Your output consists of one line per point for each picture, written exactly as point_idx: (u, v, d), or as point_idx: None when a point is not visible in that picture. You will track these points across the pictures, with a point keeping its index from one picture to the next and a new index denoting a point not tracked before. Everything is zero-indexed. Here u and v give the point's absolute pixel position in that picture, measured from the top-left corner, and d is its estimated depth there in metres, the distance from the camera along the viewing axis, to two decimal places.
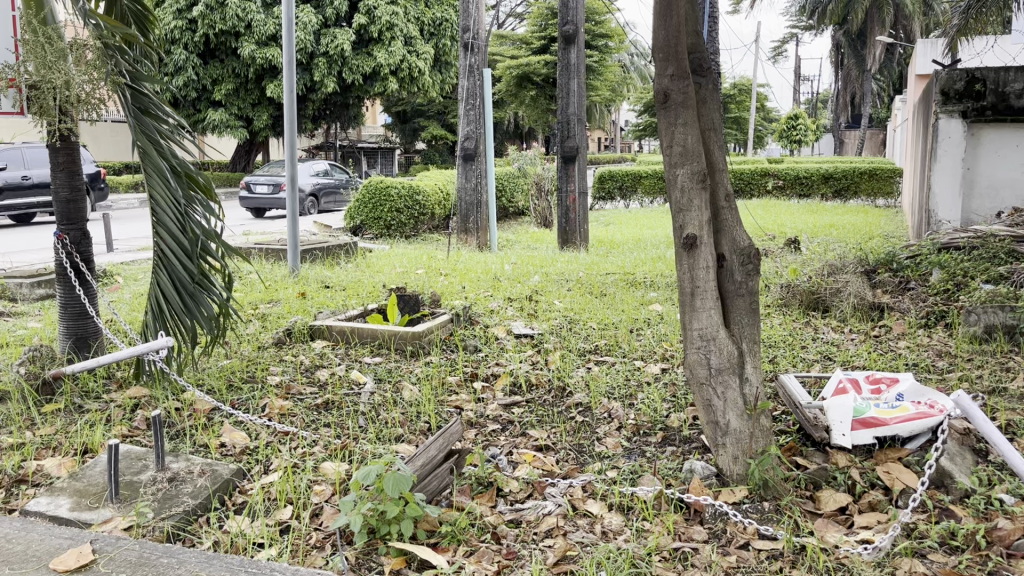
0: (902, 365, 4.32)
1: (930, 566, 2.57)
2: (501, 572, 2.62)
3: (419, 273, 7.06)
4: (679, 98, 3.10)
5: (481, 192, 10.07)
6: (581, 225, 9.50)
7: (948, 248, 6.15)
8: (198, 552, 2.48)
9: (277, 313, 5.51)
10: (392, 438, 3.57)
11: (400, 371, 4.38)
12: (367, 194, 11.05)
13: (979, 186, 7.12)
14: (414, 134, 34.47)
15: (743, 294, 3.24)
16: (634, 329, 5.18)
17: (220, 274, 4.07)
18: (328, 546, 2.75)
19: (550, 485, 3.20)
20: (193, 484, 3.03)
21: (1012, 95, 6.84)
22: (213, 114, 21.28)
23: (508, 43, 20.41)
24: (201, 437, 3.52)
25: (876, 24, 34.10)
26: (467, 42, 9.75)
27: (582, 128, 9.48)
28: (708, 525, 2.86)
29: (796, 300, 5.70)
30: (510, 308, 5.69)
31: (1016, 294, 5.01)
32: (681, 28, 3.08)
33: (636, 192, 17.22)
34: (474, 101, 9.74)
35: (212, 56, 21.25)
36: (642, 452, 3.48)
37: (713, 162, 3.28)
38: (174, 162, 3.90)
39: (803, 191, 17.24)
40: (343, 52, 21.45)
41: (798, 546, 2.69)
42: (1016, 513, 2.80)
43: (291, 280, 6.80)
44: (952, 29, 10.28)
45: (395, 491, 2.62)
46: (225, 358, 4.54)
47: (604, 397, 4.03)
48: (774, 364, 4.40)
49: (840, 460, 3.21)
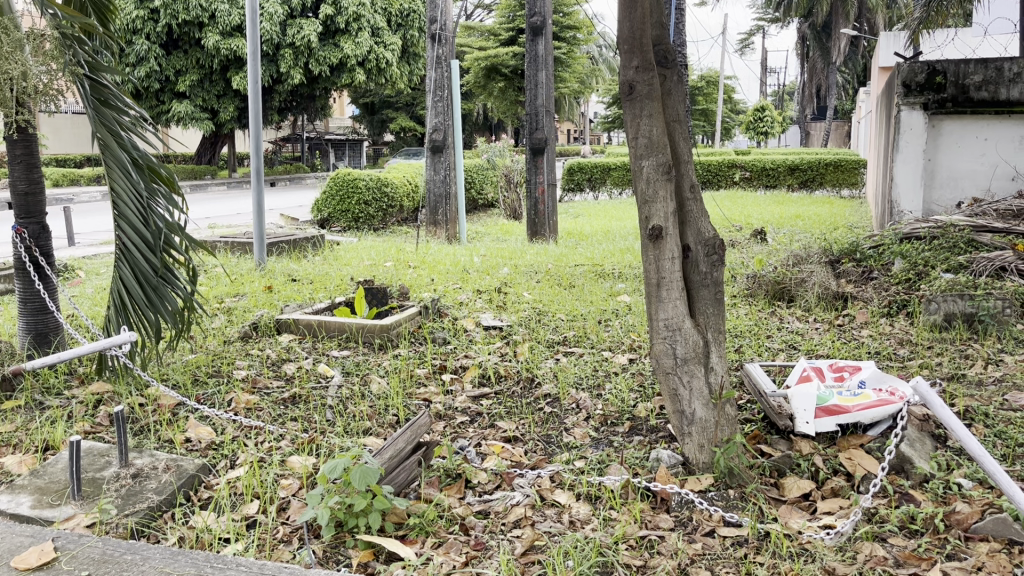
0: (864, 353, 4.40)
1: (890, 550, 2.62)
2: (469, 563, 2.62)
3: (387, 266, 7.03)
4: (644, 90, 3.10)
5: (449, 184, 10.03)
6: (550, 217, 9.48)
7: (910, 238, 6.25)
8: (162, 549, 2.45)
9: (243, 306, 5.47)
10: (360, 431, 3.56)
11: (368, 364, 4.36)
12: (335, 186, 10.94)
13: (940, 177, 7.23)
14: (382, 125, 34.32)
15: (708, 285, 3.26)
16: (602, 321, 5.21)
17: (185, 269, 4.02)
18: (296, 539, 2.75)
19: (518, 476, 3.21)
20: (157, 480, 3.00)
21: (972, 87, 6.95)
22: (177, 106, 21.04)
23: (476, 35, 20.38)
24: (165, 433, 3.48)
25: (841, 17, 34.39)
26: (435, 33, 9.68)
27: (550, 120, 9.48)
28: (674, 513, 2.89)
29: (762, 290, 5.78)
30: (479, 301, 5.68)
31: (975, 283, 5.11)
32: (646, 20, 3.09)
33: (606, 184, 17.30)
34: (442, 92, 9.66)
35: (175, 47, 20.91)
36: (609, 442, 3.50)
37: (678, 154, 3.29)
38: (135, 154, 3.81)
39: (769, 182, 17.44)
40: (309, 43, 21.24)
41: (762, 533, 2.73)
42: (974, 497, 2.85)
43: (257, 273, 6.73)
44: (915, 22, 10.44)
45: (362, 484, 2.63)
46: (191, 353, 4.50)
47: (572, 388, 4.06)
48: (739, 353, 4.46)
49: (803, 447, 3.26)
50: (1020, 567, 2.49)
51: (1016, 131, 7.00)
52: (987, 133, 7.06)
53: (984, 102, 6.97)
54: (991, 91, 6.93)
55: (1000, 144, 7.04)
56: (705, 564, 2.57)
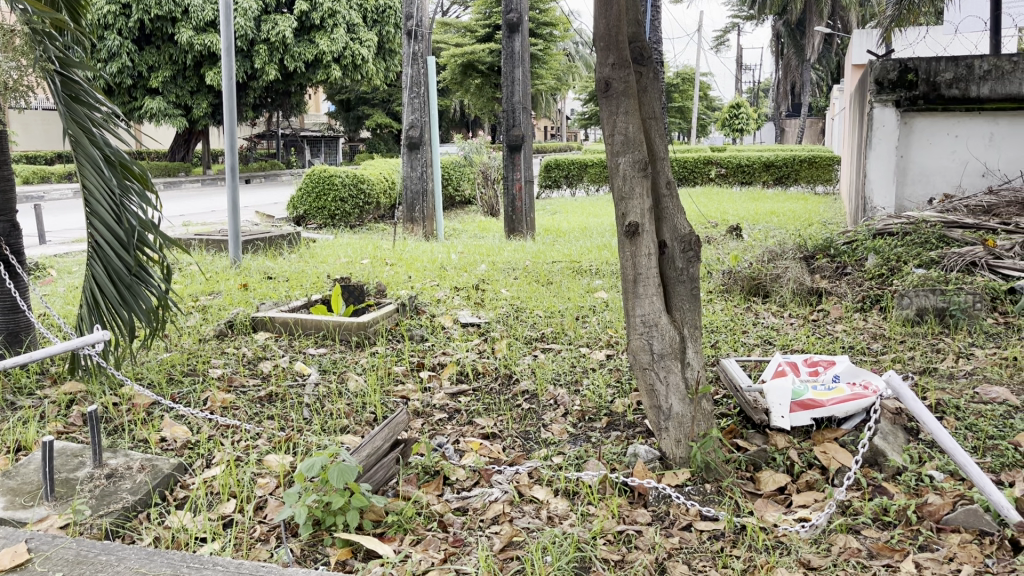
0: (838, 348, 4.44)
1: (864, 542, 2.66)
2: (447, 559, 2.63)
3: (364, 263, 7.01)
4: (621, 87, 3.11)
5: (426, 181, 10.00)
6: (528, 214, 9.48)
7: (883, 233, 6.31)
8: (138, 549, 2.43)
9: (218, 304, 5.42)
10: (337, 430, 3.55)
11: (345, 361, 4.35)
12: (311, 183, 10.88)
13: (911, 174, 7.33)
14: (358, 122, 34.19)
15: (684, 281, 3.28)
16: (580, 317, 5.23)
17: (159, 266, 3.98)
18: (273, 538, 2.74)
19: (496, 472, 3.22)
20: (133, 480, 2.97)
21: (944, 85, 7.02)
22: (150, 102, 20.84)
23: (452, 31, 20.34)
24: (140, 432, 3.45)
25: (814, 15, 34.65)
26: (411, 29, 9.64)
27: (527, 116, 9.48)
28: (651, 508, 2.91)
29: (737, 286, 5.83)
30: (456, 298, 5.68)
31: (947, 279, 5.19)
32: (622, 18, 3.10)
33: (583, 180, 17.34)
34: (418, 89, 9.62)
35: (148, 43, 20.67)
36: (587, 438, 3.51)
37: (654, 151, 3.30)
38: (107, 151, 3.76)
39: (744, 179, 17.57)
40: (284, 39, 21.11)
41: (738, 526, 2.75)
42: (945, 489, 2.90)
43: (232, 271, 6.68)
44: (887, 20, 10.58)
45: (340, 482, 2.62)
46: (165, 351, 4.47)
47: (550, 383, 4.07)
48: (715, 348, 4.49)
49: (779, 442, 3.29)
50: (991, 557, 2.53)
51: (985, 128, 7.12)
52: (957, 130, 7.16)
53: (955, 99, 7.03)
54: (961, 88, 6.99)
55: (970, 141, 7.15)
56: (682, 559, 2.59)
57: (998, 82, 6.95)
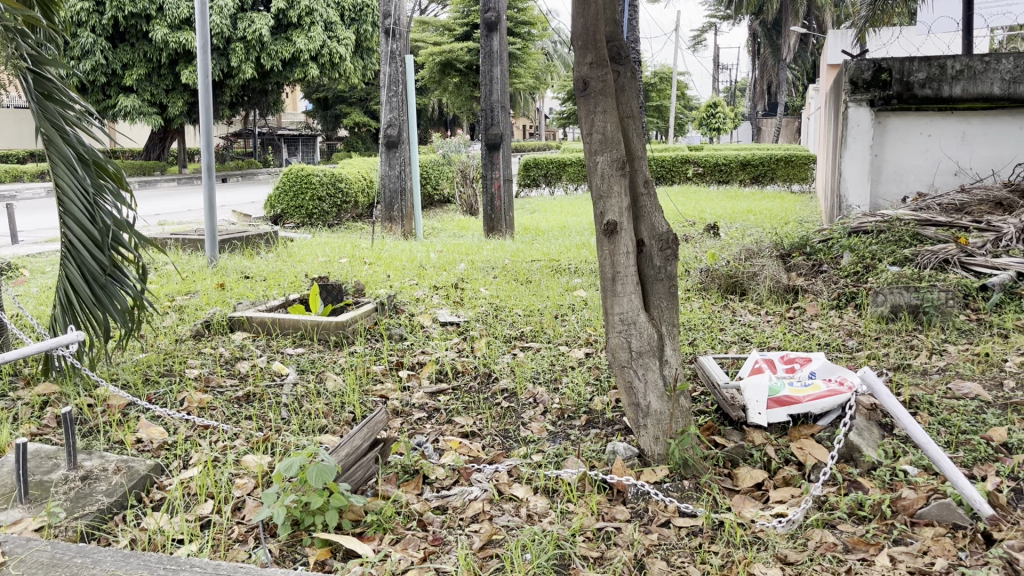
0: (814, 345, 4.49)
1: (840, 536, 2.69)
2: (427, 558, 2.62)
3: (342, 262, 6.99)
4: (598, 86, 3.12)
5: (405, 180, 9.97)
6: (506, 214, 9.48)
7: (858, 231, 6.38)
8: (115, 551, 2.41)
9: (194, 304, 5.38)
10: (316, 429, 3.53)
11: (323, 361, 4.33)
12: (288, 182, 10.82)
13: (885, 173, 7.41)
14: (336, 121, 34.05)
15: (662, 279, 3.29)
16: (559, 315, 5.24)
17: (135, 266, 3.95)
18: (252, 539, 2.73)
19: (476, 471, 3.22)
20: (108, 482, 2.94)
21: (916, 85, 7.11)
22: (124, 100, 20.63)
23: (431, 30, 20.28)
24: (116, 433, 3.42)
25: (790, 15, 34.89)
26: (389, 28, 9.60)
27: (505, 115, 9.47)
28: (630, 505, 2.93)
29: (715, 284, 5.87)
30: (435, 296, 5.68)
31: (920, 276, 5.26)
32: (600, 16, 3.10)
33: (561, 179, 17.37)
34: (397, 87, 9.58)
35: (122, 40, 20.45)
36: (566, 436, 3.52)
37: (632, 149, 3.32)
38: (80, 150, 3.72)
39: (721, 178, 17.68)
40: (260, 37, 20.95)
41: (716, 522, 2.77)
42: (919, 483, 2.93)
43: (209, 271, 6.62)
44: (862, 20, 10.68)
45: (319, 481, 2.61)
46: (141, 352, 4.42)
47: (529, 382, 4.08)
48: (692, 346, 4.52)
49: (755, 438, 3.32)
50: (964, 550, 2.57)
51: (957, 127, 7.19)
52: (930, 129, 7.25)
53: (928, 99, 7.12)
54: (934, 89, 7.08)
55: (943, 140, 7.23)
56: (660, 555, 2.61)
57: (971, 81, 7.03)
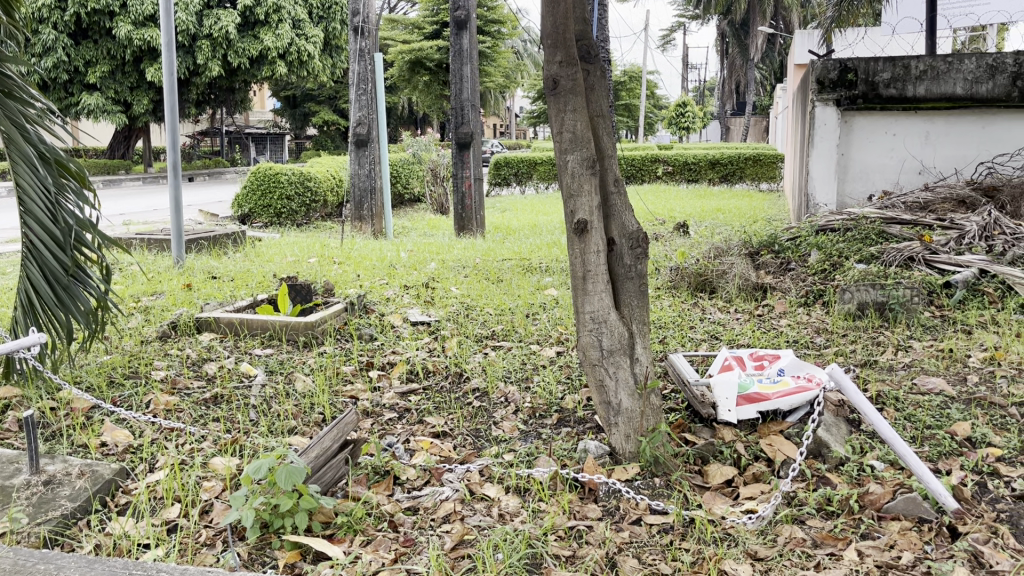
0: (782, 342, 4.53)
1: (809, 532, 2.72)
2: (398, 559, 2.61)
3: (311, 262, 6.91)
4: (569, 85, 3.12)
5: (375, 178, 9.91)
6: (477, 212, 9.45)
7: (825, 229, 6.45)
8: (79, 556, 2.36)
9: (160, 305, 5.31)
10: (285, 431, 3.50)
11: (292, 362, 4.29)
12: (256, 180, 10.71)
13: (851, 171, 7.51)
14: (305, 119, 33.82)
15: (632, 277, 3.30)
16: (530, 315, 5.23)
17: (98, 267, 3.89)
18: (219, 543, 2.69)
19: (447, 471, 3.21)
20: (71, 486, 2.89)
21: (882, 84, 7.21)
22: (87, 98, 20.32)
23: (400, 27, 20.23)
24: (79, 437, 3.36)
25: (758, 15, 35.27)
26: (357, 25, 9.54)
27: (475, 113, 9.45)
28: (602, 503, 2.93)
29: (684, 282, 5.90)
30: (406, 296, 5.65)
31: (885, 273, 5.34)
32: (569, 15, 3.10)
33: (532, 178, 17.39)
34: (365, 86, 9.51)
35: (84, 37, 20.11)
36: (537, 435, 3.52)
37: (602, 148, 3.32)
38: (42, 149, 3.64)
39: (691, 177, 17.80)
40: (227, 34, 20.72)
41: (687, 519, 2.78)
42: (886, 478, 2.97)
43: (175, 271, 6.54)
44: (828, 20, 10.81)
45: (288, 484, 2.58)
46: (105, 354, 4.35)
47: (500, 381, 4.08)
48: (663, 344, 4.54)
49: (726, 435, 3.34)
50: (930, 544, 2.60)
51: (921, 127, 7.29)
52: (895, 129, 7.35)
53: (893, 98, 7.21)
54: (898, 88, 7.17)
55: (907, 139, 7.33)
56: (632, 552, 2.62)
57: (934, 82, 7.10)
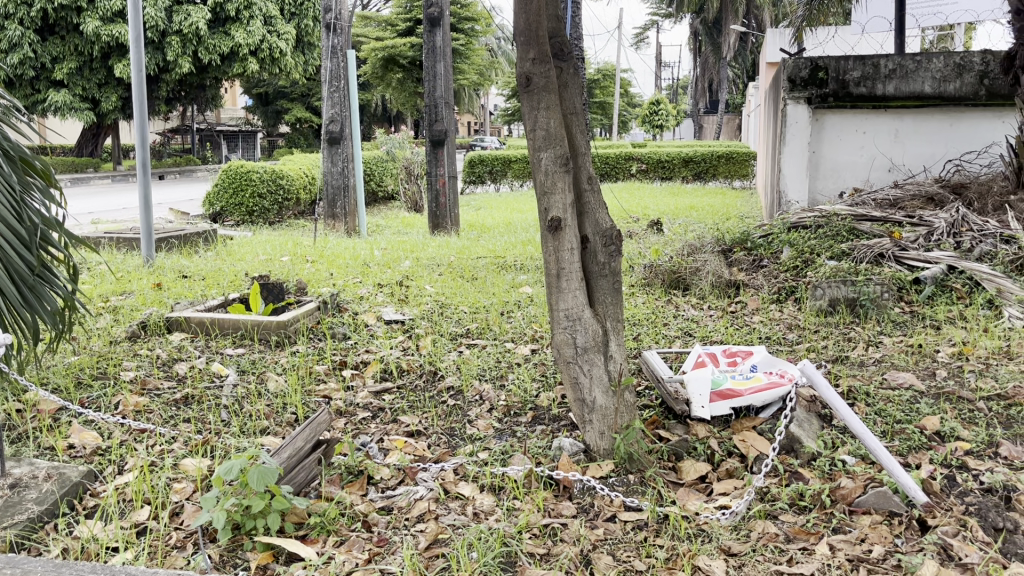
0: (755, 338, 4.56)
1: (781, 527, 2.73)
2: (372, 559, 2.59)
3: (283, 260, 6.85)
4: (542, 82, 3.11)
5: (348, 176, 9.84)
6: (452, 210, 9.43)
7: (797, 227, 6.51)
8: (46, 560, 2.31)
9: (130, 305, 5.24)
10: (257, 431, 3.47)
11: (264, 362, 4.25)
12: (228, 178, 10.60)
13: (822, 169, 7.58)
14: (277, 116, 33.59)
15: (606, 275, 3.30)
16: (505, 313, 5.23)
17: (65, 266, 3.83)
18: (190, 545, 2.66)
19: (422, 470, 3.19)
20: (38, 489, 2.84)
21: (852, 82, 7.28)
22: (54, 95, 20.02)
23: (374, 24, 20.15)
24: (46, 439, 3.31)
25: (730, 14, 35.57)
26: (330, 22, 9.47)
27: (449, 111, 9.41)
28: (576, 500, 2.93)
29: (658, 279, 5.93)
30: (379, 294, 5.61)
31: (856, 270, 5.40)
32: (541, 12, 3.09)
33: (506, 175, 17.39)
34: (338, 82, 9.45)
35: (51, 33, 19.80)
36: (512, 433, 3.52)
37: (575, 146, 3.32)
38: (6, 146, 3.55)
39: (664, 174, 17.89)
40: (197, 31, 20.49)
41: (661, 516, 2.79)
42: (857, 472, 3.00)
43: (145, 271, 6.44)
44: (799, 19, 10.91)
45: (260, 485, 2.55)
46: (73, 354, 4.28)
47: (475, 379, 4.06)
48: (637, 341, 4.56)
49: (699, 431, 3.35)
50: (900, 537, 2.63)
51: (890, 125, 7.37)
52: (865, 127, 7.43)
53: (862, 97, 7.27)
54: (868, 87, 7.24)
55: (876, 137, 7.41)
56: (606, 549, 2.62)
57: (903, 80, 7.18)
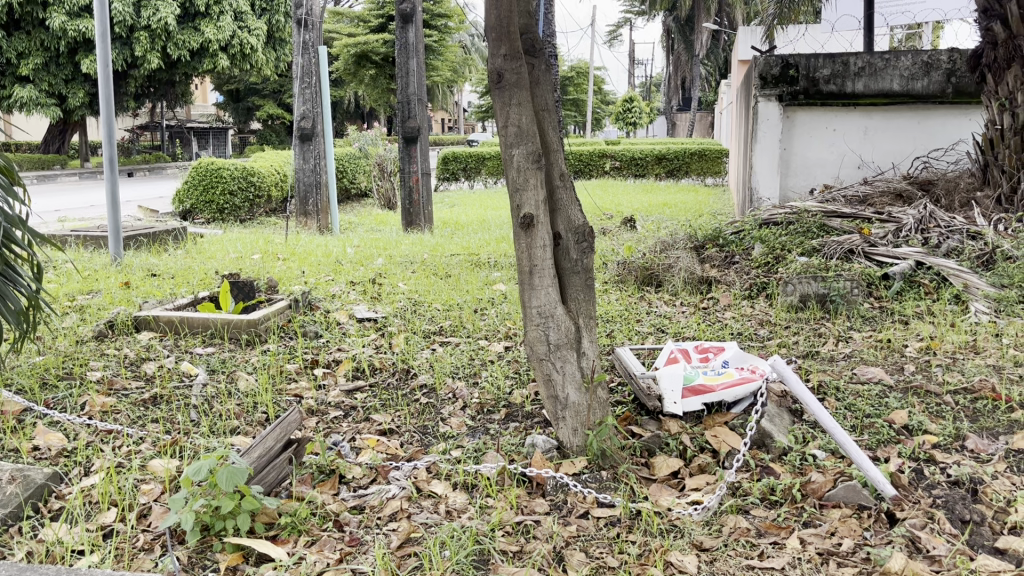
0: (727, 335, 4.59)
1: (753, 521, 2.75)
2: (343, 559, 2.57)
3: (255, 258, 6.80)
4: (513, 78, 3.09)
5: (320, 173, 9.76)
6: (425, 207, 9.39)
7: (768, 223, 6.55)
8: (8, 565, 2.26)
9: (96, 304, 5.15)
10: (227, 431, 3.43)
11: (234, 361, 4.20)
12: (197, 175, 10.47)
13: (794, 166, 7.62)
14: (249, 113, 33.30)
15: (578, 272, 3.31)
16: (478, 310, 5.21)
17: (28, 262, 3.73)
18: (158, 547, 2.62)
19: (394, 468, 3.17)
20: (1, 493, 2.78)
21: (822, 80, 7.38)
22: (20, 91, 19.69)
23: (346, 19, 20.03)
24: (10, 441, 3.24)
25: (702, 11, 35.80)
26: (301, 18, 9.40)
27: (422, 108, 9.38)
28: (550, 497, 2.93)
29: (631, 276, 5.95)
30: (352, 292, 5.58)
31: (826, 266, 5.45)
32: (513, 9, 3.08)
33: (480, 173, 17.37)
34: (310, 78, 9.39)
35: (16, 28, 19.47)
36: (485, 430, 3.51)
37: (547, 143, 3.31)
38: None
39: (638, 171, 17.96)
40: (166, 26, 20.24)
41: (633, 511, 2.80)
42: (826, 467, 3.02)
43: (112, 269, 6.35)
44: (769, 17, 10.99)
45: (229, 485, 2.52)
46: (38, 354, 4.21)
47: (447, 377, 4.05)
48: (609, 338, 4.56)
49: (671, 427, 3.36)
50: (869, 530, 2.66)
51: (859, 122, 7.45)
52: (835, 124, 7.50)
53: (832, 94, 7.39)
54: (838, 84, 7.37)
55: (846, 134, 7.49)
56: (579, 546, 2.62)
57: (872, 78, 7.32)
